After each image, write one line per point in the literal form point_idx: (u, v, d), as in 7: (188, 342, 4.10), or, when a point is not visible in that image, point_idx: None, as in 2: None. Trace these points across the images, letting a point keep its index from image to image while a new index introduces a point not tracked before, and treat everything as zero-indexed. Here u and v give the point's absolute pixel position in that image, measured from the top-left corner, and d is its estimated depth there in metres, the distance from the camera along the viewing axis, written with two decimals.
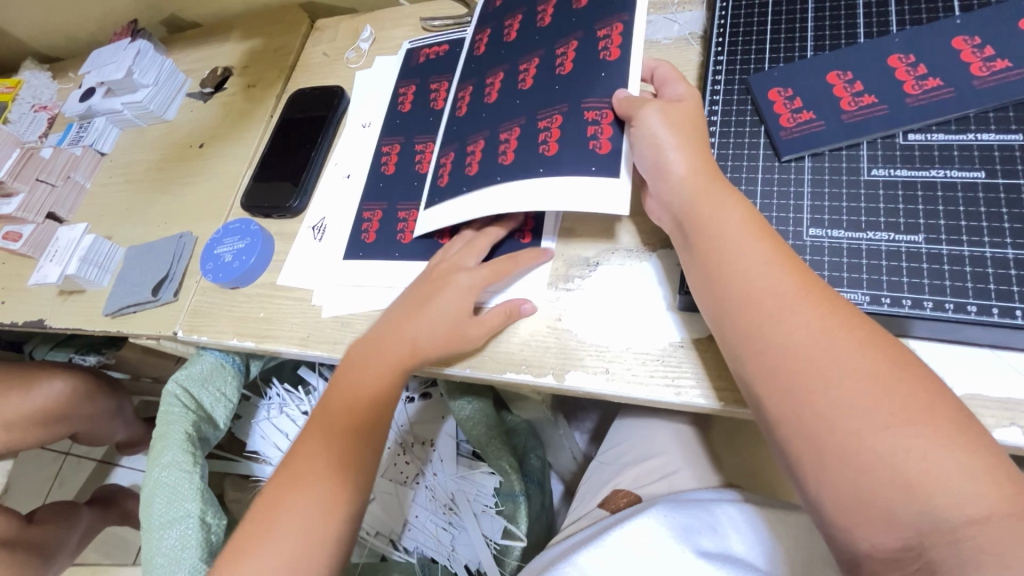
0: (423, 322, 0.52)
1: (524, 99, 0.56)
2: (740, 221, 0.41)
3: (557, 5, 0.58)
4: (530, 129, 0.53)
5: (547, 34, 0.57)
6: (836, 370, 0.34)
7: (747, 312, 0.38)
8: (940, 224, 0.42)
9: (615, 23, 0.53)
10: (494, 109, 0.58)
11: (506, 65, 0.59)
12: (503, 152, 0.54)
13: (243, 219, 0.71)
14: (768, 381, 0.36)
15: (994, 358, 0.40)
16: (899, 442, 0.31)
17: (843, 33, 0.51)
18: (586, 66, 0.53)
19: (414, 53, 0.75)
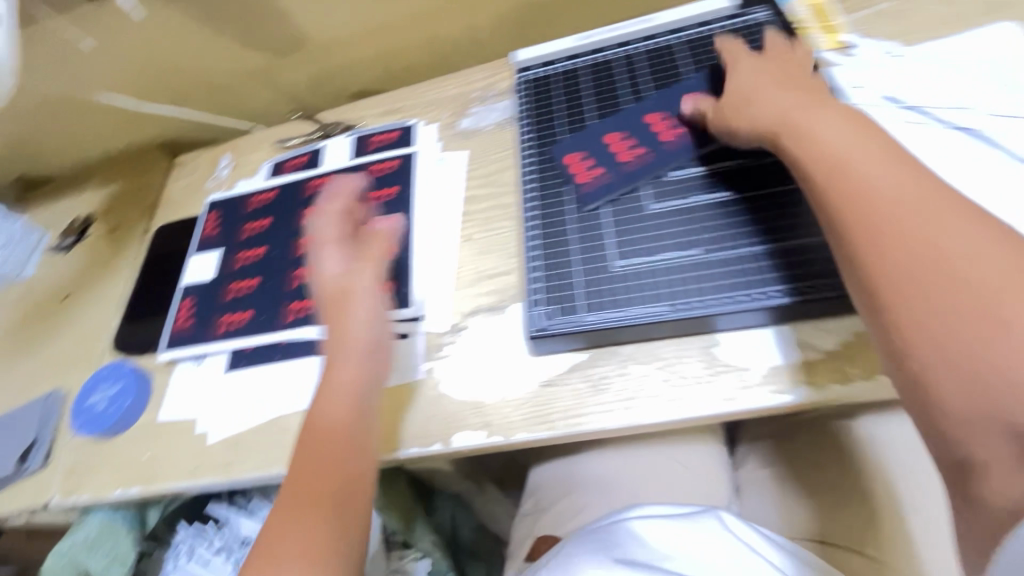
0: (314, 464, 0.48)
1: (319, 222, 0.72)
2: (855, 133, 0.41)
3: (262, 199, 0.78)
4: None
5: (290, 200, 0.77)
6: (954, 250, 0.34)
7: (877, 232, 0.37)
8: (709, 236, 0.52)
9: (321, 182, 0.77)
10: (291, 247, 0.72)
11: (266, 257, 0.72)
12: None
13: (113, 363, 0.69)
14: (919, 297, 0.34)
15: (776, 332, 0.49)
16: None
17: (614, 102, 0.63)
18: (353, 199, 0.72)
19: (278, 167, 0.82)
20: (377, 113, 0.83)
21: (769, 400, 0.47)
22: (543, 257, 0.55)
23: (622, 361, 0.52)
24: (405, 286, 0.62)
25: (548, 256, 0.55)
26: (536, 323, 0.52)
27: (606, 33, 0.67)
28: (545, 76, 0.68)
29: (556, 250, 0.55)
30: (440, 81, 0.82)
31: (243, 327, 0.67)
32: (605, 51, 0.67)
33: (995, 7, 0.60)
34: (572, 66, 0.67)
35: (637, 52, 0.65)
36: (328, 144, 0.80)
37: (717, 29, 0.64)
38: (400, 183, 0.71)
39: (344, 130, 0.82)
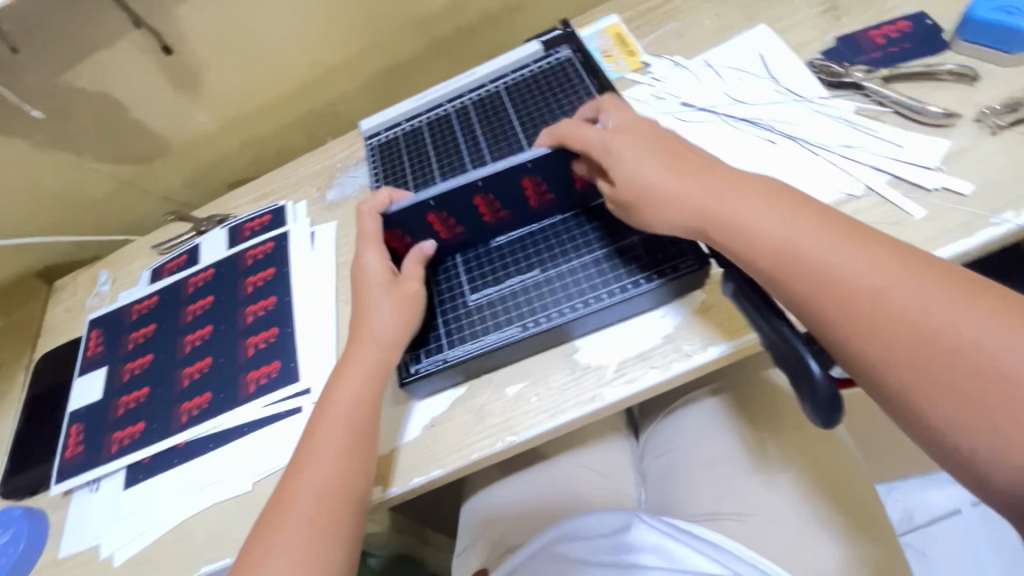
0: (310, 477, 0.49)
1: (202, 318, 0.73)
2: (774, 215, 0.41)
3: (143, 306, 0.78)
4: (227, 340, 0.69)
5: (170, 303, 0.77)
6: (917, 307, 0.35)
7: (839, 315, 0.38)
8: (545, 257, 0.57)
9: (200, 276, 0.78)
10: (175, 348, 0.72)
11: (154, 363, 0.72)
12: (212, 365, 0.68)
13: (0, 509, 0.65)
14: (905, 369, 0.35)
15: (620, 327, 0.54)
16: (993, 343, 0.32)
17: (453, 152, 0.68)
18: (231, 287, 0.74)
19: (157, 271, 0.82)
20: (249, 201, 0.86)
21: (626, 390, 0.52)
22: None
23: (496, 386, 0.56)
24: (289, 360, 0.65)
25: None
26: (406, 368, 0.55)
27: (438, 91, 0.73)
28: (392, 138, 0.73)
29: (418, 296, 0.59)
30: (306, 159, 0.86)
31: (138, 439, 0.66)
32: (440, 106, 0.73)
33: (751, 13, 0.71)
34: (414, 125, 0.73)
35: (468, 103, 0.72)
36: (204, 239, 0.82)
37: (532, 71, 0.71)
38: (275, 263, 0.74)
39: (218, 223, 0.84)
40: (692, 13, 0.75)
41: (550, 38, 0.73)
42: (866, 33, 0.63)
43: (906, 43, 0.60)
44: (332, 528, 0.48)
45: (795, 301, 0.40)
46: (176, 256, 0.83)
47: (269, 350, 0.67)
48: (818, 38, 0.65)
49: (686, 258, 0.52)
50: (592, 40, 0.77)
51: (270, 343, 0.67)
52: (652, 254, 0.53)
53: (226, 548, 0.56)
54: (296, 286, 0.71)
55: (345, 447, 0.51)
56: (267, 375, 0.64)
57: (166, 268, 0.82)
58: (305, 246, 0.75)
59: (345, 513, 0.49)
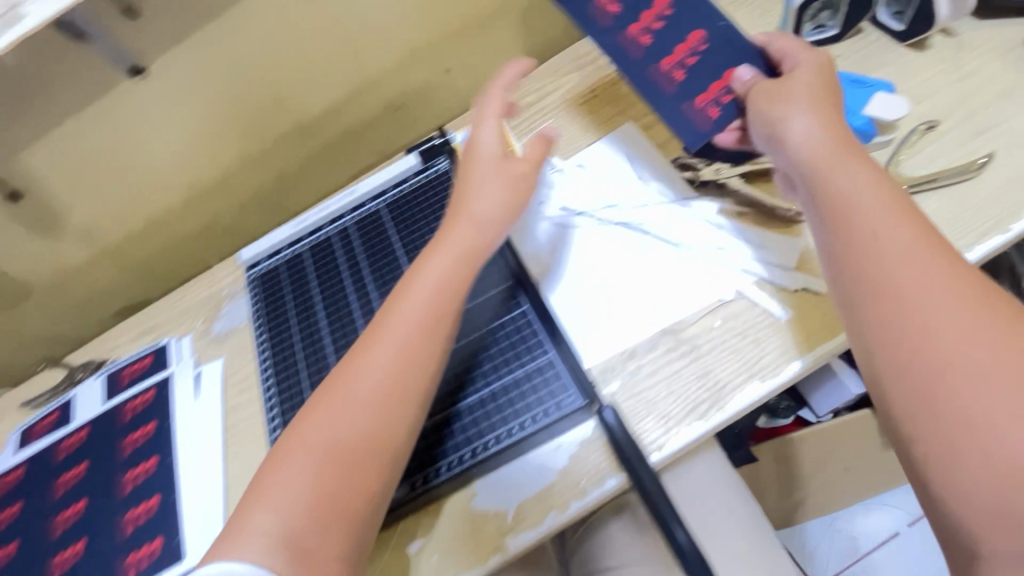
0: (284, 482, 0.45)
1: (74, 491, 0.65)
2: (871, 190, 0.43)
3: (9, 479, 0.70)
4: (102, 517, 0.62)
5: (39, 475, 0.69)
6: (948, 333, 0.36)
7: (876, 301, 0.39)
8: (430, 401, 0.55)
9: (74, 438, 0.70)
10: (44, 531, 0.64)
11: (20, 553, 0.63)
12: (85, 550, 0.61)
13: None
14: (908, 375, 0.37)
15: (513, 466, 0.52)
16: (976, 372, 0.35)
17: (335, 282, 0.66)
18: (107, 449, 0.67)
19: (26, 433, 0.74)
20: (130, 338, 0.79)
21: (526, 538, 0.49)
22: None
23: (394, 546, 0.52)
24: (172, 536, 0.59)
25: None
26: None
27: (318, 213, 0.71)
28: (273, 267, 0.70)
29: None
30: (191, 285, 0.81)
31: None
32: (321, 229, 0.70)
33: (618, 108, 0.73)
34: (295, 252, 0.70)
35: (349, 224, 0.69)
36: (78, 392, 0.74)
37: (411, 186, 0.70)
38: (156, 416, 0.68)
39: (94, 370, 0.77)
40: (564, 109, 0.77)
41: (429, 146, 0.73)
42: None
43: None
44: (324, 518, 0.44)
45: (838, 277, 0.42)
46: (47, 413, 0.75)
47: (149, 526, 0.60)
48: None
49: (570, 392, 0.52)
50: None
51: (151, 516, 0.61)
52: (535, 391, 0.53)
53: None
54: (179, 443, 0.65)
55: (384, 406, 0.48)
56: (148, 557, 0.58)
57: (36, 429, 0.74)
58: (190, 392, 0.69)
59: (367, 470, 0.46)
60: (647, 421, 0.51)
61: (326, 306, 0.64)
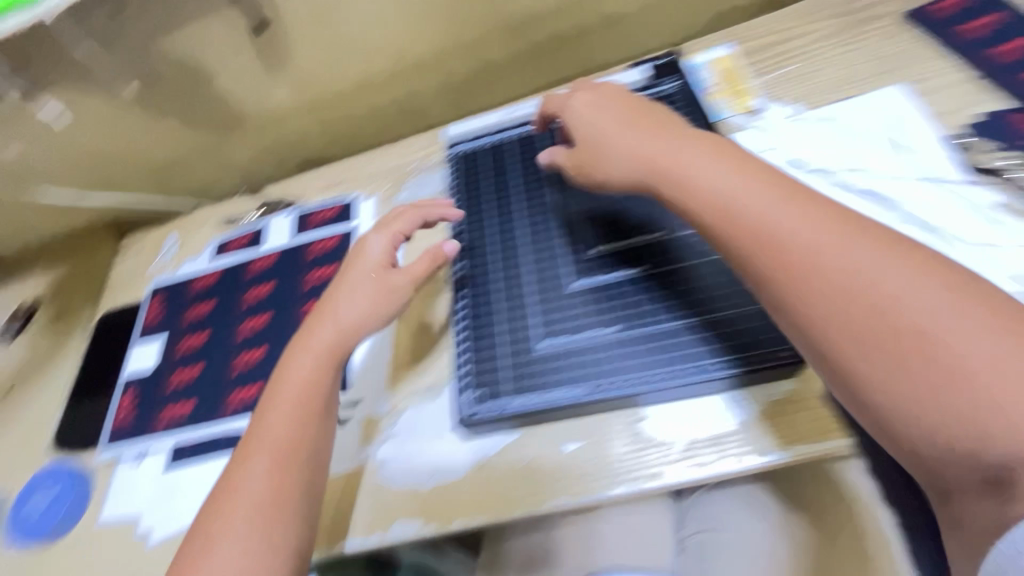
0: (288, 373, 0.53)
1: (260, 305, 0.72)
2: (873, 259, 0.39)
3: (205, 280, 0.79)
4: (282, 333, 0.69)
5: (231, 284, 0.77)
6: (970, 354, 0.34)
7: (833, 341, 0.39)
8: (621, 315, 0.53)
9: (264, 260, 0.77)
10: (230, 331, 0.72)
11: (209, 342, 0.72)
12: (264, 356, 0.68)
13: (52, 464, 0.68)
14: (912, 393, 0.35)
15: (696, 404, 0.51)
16: (984, 357, 0.34)
17: (536, 176, 0.65)
18: (291, 278, 0.73)
19: (221, 246, 0.83)
20: (320, 188, 0.85)
21: (694, 475, 0.48)
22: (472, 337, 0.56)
23: (551, 441, 0.53)
24: (342, 368, 0.64)
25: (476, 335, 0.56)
26: (464, 408, 0.54)
27: (528, 108, 0.70)
28: (473, 151, 0.70)
29: (484, 331, 0.57)
30: (381, 152, 0.85)
31: (186, 417, 0.67)
32: (528, 125, 0.70)
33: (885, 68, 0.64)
34: (498, 141, 0.70)
35: (557, 126, 0.68)
36: (269, 223, 0.82)
37: None
38: (339, 261, 0.73)
39: (286, 207, 0.83)
40: (817, 57, 0.68)
41: (659, 65, 0.68)
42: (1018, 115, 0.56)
43: None
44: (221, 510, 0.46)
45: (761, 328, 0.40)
46: (240, 235, 0.83)
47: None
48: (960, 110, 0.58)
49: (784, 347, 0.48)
50: (699, 71, 0.71)
51: None
52: (739, 335, 0.50)
53: None
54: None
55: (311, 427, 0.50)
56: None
57: (229, 247, 0.82)
58: None
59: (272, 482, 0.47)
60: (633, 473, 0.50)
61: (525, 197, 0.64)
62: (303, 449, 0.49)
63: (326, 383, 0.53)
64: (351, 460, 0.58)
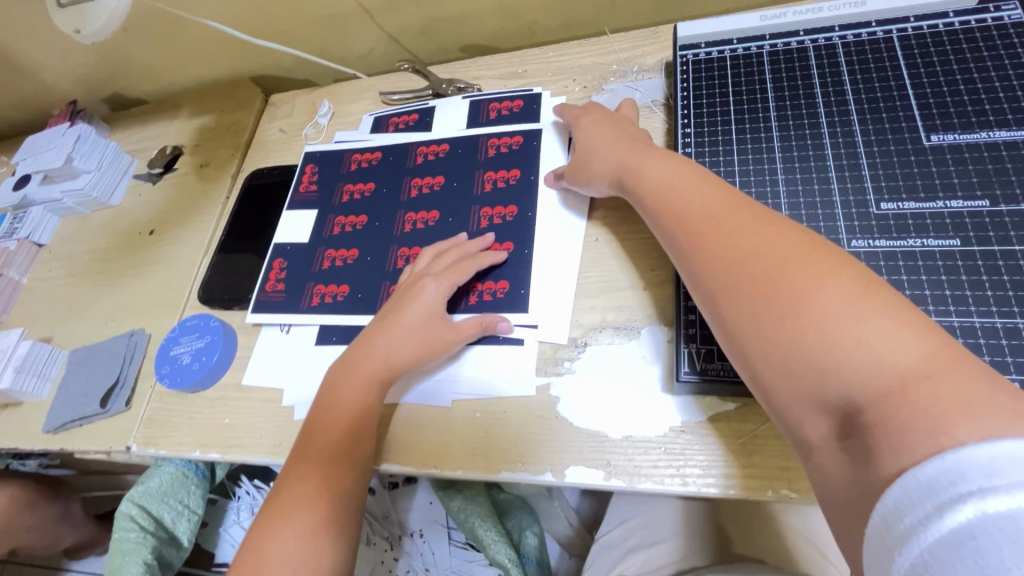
0: (402, 335, 0.53)
1: (428, 200, 0.66)
2: (796, 252, 0.36)
3: (366, 158, 0.72)
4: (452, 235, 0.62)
5: (395, 168, 0.70)
6: (860, 332, 0.31)
7: (754, 278, 0.37)
8: (927, 294, 0.41)
9: (433, 149, 0.69)
10: (394, 221, 0.66)
11: (370, 228, 0.67)
12: None
13: (200, 313, 0.66)
14: (784, 346, 0.34)
15: None
16: (893, 345, 0.30)
17: (802, 102, 0.52)
18: (465, 176, 0.66)
19: (381, 122, 0.76)
20: (497, 76, 0.75)
21: None
22: None
23: None
24: (521, 286, 0.55)
25: None
26: (691, 363, 0.46)
27: (800, 15, 0.56)
28: (713, 59, 0.57)
29: None
30: (574, 46, 0.73)
31: (340, 302, 0.63)
32: (794, 36, 0.55)
33: None
34: (749, 51, 0.56)
35: (836, 42, 0.53)
36: (439, 106, 0.73)
37: (948, 26, 0.51)
38: (522, 166, 0.64)
39: (457, 92, 0.74)
40: None
41: None
42: None
43: None
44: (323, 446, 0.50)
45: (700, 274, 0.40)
46: (405, 115, 0.74)
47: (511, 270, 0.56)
48: None
49: None
50: None
51: None
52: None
53: (414, 455, 0.52)
54: (543, 203, 0.60)
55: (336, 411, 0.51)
56: (493, 294, 0.55)
57: (391, 125, 0.75)
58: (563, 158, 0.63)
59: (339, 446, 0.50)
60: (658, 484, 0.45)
61: (787, 124, 0.51)
62: (366, 445, 0.51)
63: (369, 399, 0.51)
64: (528, 385, 0.52)
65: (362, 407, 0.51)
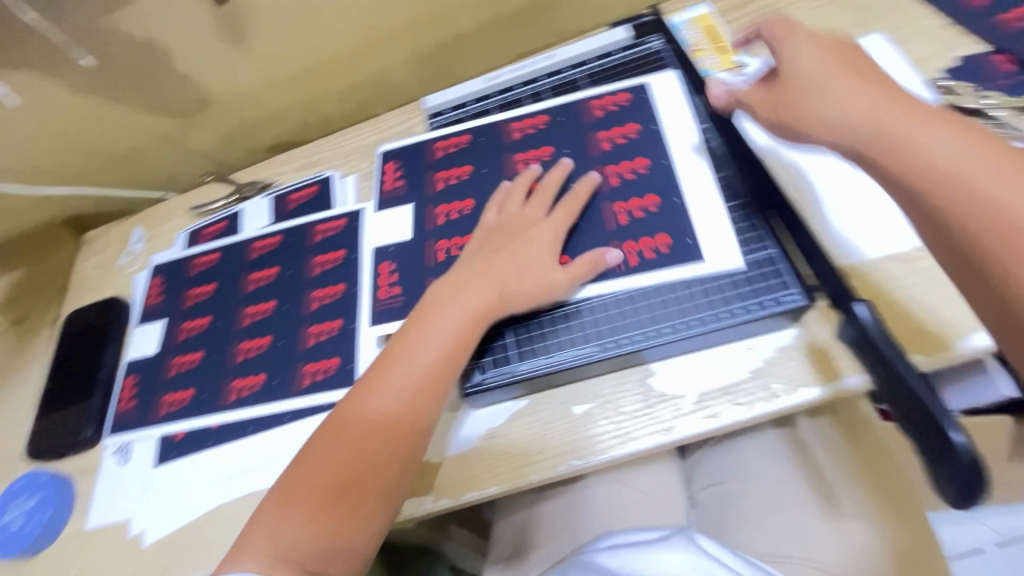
0: (428, 334, 0.51)
1: (260, 293, 0.69)
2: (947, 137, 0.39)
3: (204, 261, 0.75)
4: (288, 323, 0.66)
5: (227, 269, 0.73)
6: (981, 190, 0.36)
7: (899, 164, 0.40)
8: (626, 273, 0.53)
9: (263, 242, 0.73)
10: (232, 319, 0.69)
11: (211, 327, 0.69)
12: (268, 345, 0.65)
13: (30, 471, 0.65)
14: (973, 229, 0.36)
15: (710, 356, 0.50)
16: (999, 181, 0.36)
17: (524, 141, 0.65)
18: (295, 264, 0.70)
19: (194, 235, 0.79)
20: (293, 169, 0.81)
21: (705, 429, 0.48)
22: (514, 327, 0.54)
23: (562, 404, 0.52)
24: (350, 361, 0.61)
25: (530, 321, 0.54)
26: (471, 378, 0.53)
27: (512, 72, 0.70)
28: (458, 119, 0.70)
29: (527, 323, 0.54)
30: (355, 130, 0.81)
31: (185, 407, 0.64)
32: (513, 89, 0.69)
33: (862, 17, 0.64)
34: (482, 107, 0.70)
35: (543, 88, 0.68)
36: (258, 202, 0.77)
37: (616, 61, 0.67)
38: (346, 246, 0.69)
39: (261, 190, 0.79)
40: (795, 9, 0.67)
41: (635, 27, 0.68)
42: (991, 57, 0.57)
43: None
44: (361, 455, 0.47)
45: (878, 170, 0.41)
46: (224, 219, 0.78)
47: (597, 236, 0.56)
48: (939, 55, 0.59)
49: (790, 290, 0.48)
50: (680, 30, 0.69)
51: (324, 332, 0.63)
52: (736, 285, 0.50)
53: None
54: (365, 276, 0.66)
55: (341, 432, 0.48)
56: (656, 249, 0.53)
57: (210, 233, 0.78)
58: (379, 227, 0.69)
59: (384, 453, 0.48)
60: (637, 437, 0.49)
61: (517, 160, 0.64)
62: (395, 463, 0.48)
63: (396, 404, 0.49)
64: None
65: (393, 414, 0.49)
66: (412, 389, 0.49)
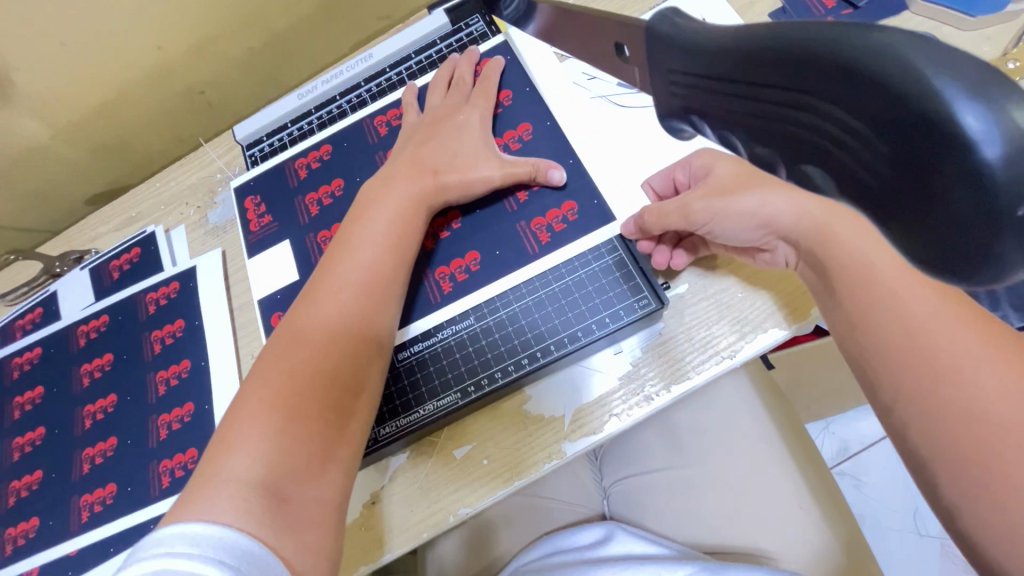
0: (368, 236, 0.47)
1: (95, 386, 0.60)
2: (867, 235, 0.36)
3: (22, 362, 0.64)
4: (134, 415, 0.58)
5: (52, 366, 0.63)
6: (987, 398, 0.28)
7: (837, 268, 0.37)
8: (479, 305, 0.50)
9: (90, 324, 0.63)
10: (68, 423, 0.59)
11: (46, 440, 0.59)
12: (116, 445, 0.57)
13: None
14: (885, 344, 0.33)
15: (582, 366, 0.48)
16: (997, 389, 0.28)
17: (347, 142, 0.59)
18: (129, 345, 0.61)
19: (7, 330, 0.67)
20: (111, 229, 0.70)
21: (585, 443, 0.46)
22: (416, 355, 0.50)
23: (443, 450, 0.49)
24: (208, 448, 0.54)
25: (432, 345, 0.50)
26: None
27: (327, 83, 0.62)
28: (276, 146, 0.62)
29: (431, 347, 0.50)
30: (171, 169, 0.70)
31: (33, 539, 0.56)
32: (333, 101, 0.61)
33: None
34: (302, 128, 0.62)
35: (365, 96, 0.61)
36: (75, 278, 0.67)
37: (439, 51, 0.60)
38: (184, 313, 0.61)
39: (77, 262, 0.68)
40: None
41: (450, 10, 0.61)
42: None
43: (859, 4, 0.53)
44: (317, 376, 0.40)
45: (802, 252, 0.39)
46: (38, 306, 0.67)
47: (502, 224, 0.52)
48: None
49: (642, 295, 0.47)
50: None
51: (176, 419, 0.56)
52: (589, 297, 0.48)
53: None
54: (213, 347, 0.58)
55: (286, 356, 0.41)
56: (565, 218, 0.51)
57: (24, 325, 0.66)
58: (216, 284, 0.61)
59: (349, 370, 0.41)
60: (588, 407, 0.47)
61: (346, 167, 0.57)
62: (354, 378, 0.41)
63: (352, 306, 0.44)
64: None
65: (341, 327, 0.43)
66: (365, 285, 0.45)
